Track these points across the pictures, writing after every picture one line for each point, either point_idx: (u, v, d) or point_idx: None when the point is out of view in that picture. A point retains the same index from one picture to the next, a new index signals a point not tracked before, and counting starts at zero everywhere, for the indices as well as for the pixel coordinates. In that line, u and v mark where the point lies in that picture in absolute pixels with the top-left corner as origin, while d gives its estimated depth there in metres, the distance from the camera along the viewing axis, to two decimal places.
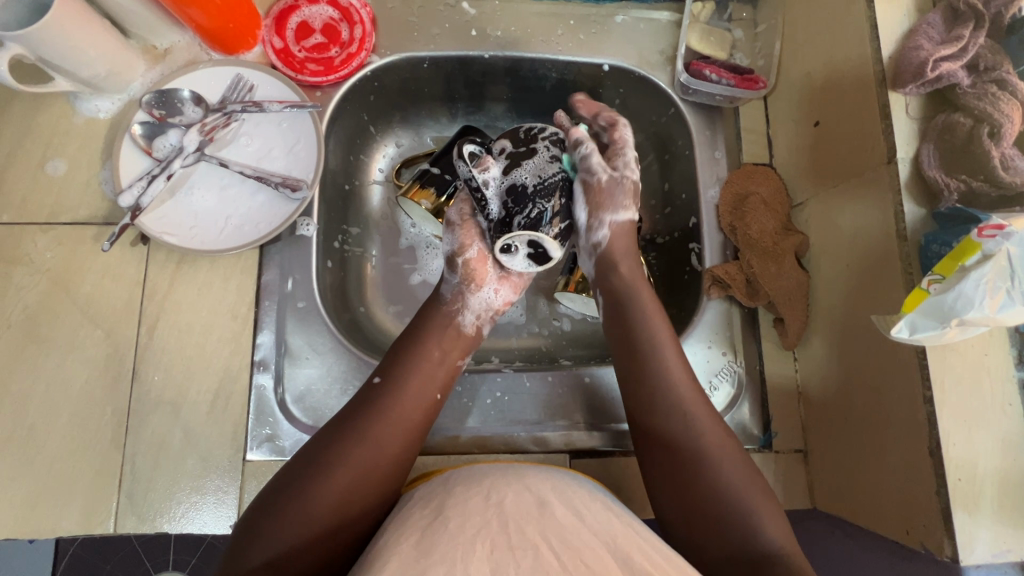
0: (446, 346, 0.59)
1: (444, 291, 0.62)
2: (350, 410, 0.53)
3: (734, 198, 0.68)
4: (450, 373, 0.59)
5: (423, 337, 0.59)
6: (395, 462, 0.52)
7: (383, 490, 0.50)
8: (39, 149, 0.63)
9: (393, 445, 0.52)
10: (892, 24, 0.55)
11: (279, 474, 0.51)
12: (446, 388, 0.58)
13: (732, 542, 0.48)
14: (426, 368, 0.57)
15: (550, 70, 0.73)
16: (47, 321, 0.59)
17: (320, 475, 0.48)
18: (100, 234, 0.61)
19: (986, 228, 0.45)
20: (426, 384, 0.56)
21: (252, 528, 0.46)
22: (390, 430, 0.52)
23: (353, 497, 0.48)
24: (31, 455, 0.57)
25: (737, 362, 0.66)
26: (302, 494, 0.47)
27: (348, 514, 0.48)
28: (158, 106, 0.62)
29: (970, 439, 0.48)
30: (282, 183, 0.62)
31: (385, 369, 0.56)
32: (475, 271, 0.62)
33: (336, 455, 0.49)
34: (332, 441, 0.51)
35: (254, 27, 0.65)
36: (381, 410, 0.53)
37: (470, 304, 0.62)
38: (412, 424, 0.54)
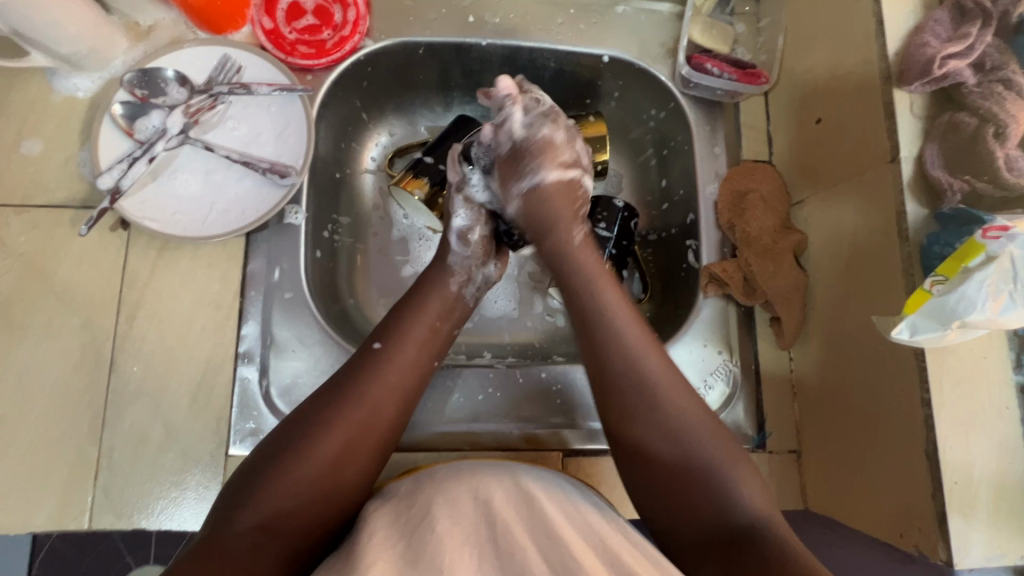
0: (445, 312, 0.59)
1: (453, 261, 0.61)
2: (347, 372, 0.52)
3: (733, 195, 0.67)
4: (445, 343, 0.58)
5: (422, 304, 0.58)
6: (392, 426, 0.52)
7: (375, 456, 0.50)
8: (14, 128, 0.60)
9: (389, 409, 0.51)
10: (899, 20, 0.54)
11: (270, 436, 0.49)
12: (441, 356, 0.58)
13: (682, 515, 0.48)
14: (425, 335, 0.56)
15: (549, 59, 0.71)
16: (21, 308, 0.57)
17: (316, 437, 0.48)
18: (77, 218, 0.59)
19: (991, 228, 0.45)
20: (423, 352, 0.55)
21: (241, 494, 0.45)
22: (387, 397, 0.51)
23: (349, 463, 0.48)
24: (1, 447, 0.54)
25: (733, 361, 0.65)
26: (296, 460, 0.46)
27: (342, 478, 0.48)
28: (141, 85, 0.60)
29: (968, 442, 0.47)
30: (271, 169, 0.60)
31: (385, 335, 0.55)
32: (484, 246, 0.63)
33: (332, 418, 0.49)
34: (330, 405, 0.50)
35: (244, 6, 0.63)
36: (379, 375, 0.52)
37: (475, 278, 0.62)
38: (409, 390, 0.53)
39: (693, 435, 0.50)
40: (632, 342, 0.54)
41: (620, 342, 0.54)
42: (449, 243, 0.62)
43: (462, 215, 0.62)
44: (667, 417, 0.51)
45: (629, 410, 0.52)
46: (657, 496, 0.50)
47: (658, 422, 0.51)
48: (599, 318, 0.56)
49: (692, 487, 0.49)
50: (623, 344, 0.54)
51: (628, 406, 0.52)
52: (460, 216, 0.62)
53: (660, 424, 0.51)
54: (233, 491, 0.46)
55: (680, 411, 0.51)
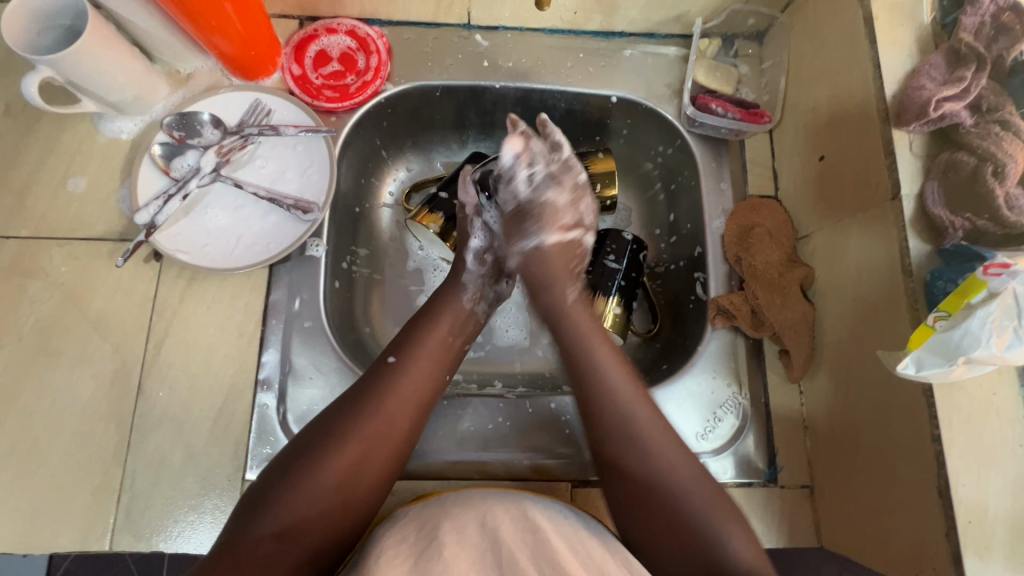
0: (457, 328, 0.61)
1: (468, 280, 0.64)
2: (363, 385, 0.54)
3: (739, 229, 0.69)
4: (456, 358, 0.60)
5: (435, 318, 0.60)
6: (404, 441, 0.53)
7: (389, 467, 0.52)
8: (62, 167, 0.65)
9: (402, 424, 0.53)
10: (895, 65, 0.56)
11: (288, 446, 0.51)
12: (453, 369, 0.60)
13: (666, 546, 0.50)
14: (438, 348, 0.58)
15: (560, 100, 0.74)
16: (58, 335, 0.60)
17: (334, 450, 0.50)
18: (115, 250, 0.63)
19: (991, 266, 0.46)
20: (436, 365, 0.57)
21: (258, 504, 0.47)
22: (401, 411, 0.53)
23: (362, 476, 0.50)
24: (31, 467, 0.57)
25: (742, 394, 0.65)
26: (313, 471, 0.48)
27: (356, 491, 0.50)
28: (178, 127, 0.64)
29: (980, 479, 0.47)
30: (294, 206, 0.64)
31: (399, 349, 0.57)
32: (498, 265, 0.67)
33: (348, 431, 0.51)
34: (345, 418, 0.52)
35: (275, 54, 0.68)
36: (392, 389, 0.54)
37: (488, 294, 0.66)
38: (422, 405, 0.55)
39: (660, 452, 0.52)
40: (612, 376, 0.56)
41: (596, 367, 0.57)
42: (464, 262, 0.65)
43: (478, 238, 0.66)
44: (638, 437, 0.53)
45: (609, 437, 0.54)
46: (638, 511, 0.51)
47: (628, 440, 0.53)
48: (584, 349, 0.58)
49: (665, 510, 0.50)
50: (606, 379, 0.56)
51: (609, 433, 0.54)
52: (476, 238, 0.66)
53: (637, 442, 0.53)
54: (252, 500, 0.48)
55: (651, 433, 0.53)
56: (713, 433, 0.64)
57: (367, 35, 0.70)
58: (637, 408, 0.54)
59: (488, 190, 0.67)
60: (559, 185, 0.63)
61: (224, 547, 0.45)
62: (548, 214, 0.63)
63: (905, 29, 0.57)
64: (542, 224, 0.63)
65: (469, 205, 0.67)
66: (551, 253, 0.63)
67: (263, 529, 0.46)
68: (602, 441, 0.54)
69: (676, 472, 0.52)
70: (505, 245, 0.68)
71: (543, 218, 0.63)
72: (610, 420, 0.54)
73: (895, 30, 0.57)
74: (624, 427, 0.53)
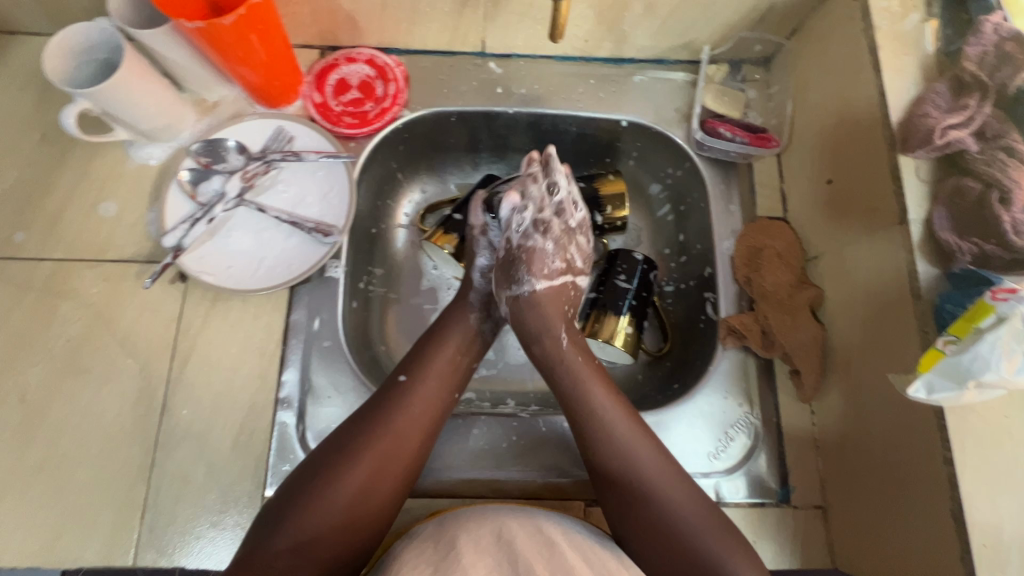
0: (465, 346, 0.63)
1: (473, 297, 0.67)
2: (375, 402, 0.56)
3: (750, 250, 0.70)
4: (466, 376, 0.62)
5: (443, 337, 0.62)
6: (416, 456, 0.55)
7: (400, 482, 0.53)
8: (93, 192, 0.67)
9: (413, 440, 0.55)
10: (900, 92, 0.57)
11: (304, 462, 0.53)
12: (463, 387, 0.62)
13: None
14: (447, 366, 0.60)
15: (571, 124, 0.76)
16: (88, 354, 0.62)
17: (347, 465, 0.51)
18: (142, 271, 0.65)
19: (999, 291, 0.46)
20: (446, 382, 0.59)
21: (275, 518, 0.49)
22: (411, 428, 0.55)
23: (375, 491, 0.52)
24: (59, 482, 0.58)
25: (754, 414, 0.66)
26: (327, 486, 0.50)
27: (368, 506, 0.51)
28: (205, 154, 0.67)
29: (994, 502, 0.47)
30: (316, 229, 0.66)
31: (409, 367, 0.59)
32: None
33: (360, 447, 0.52)
34: (357, 435, 0.53)
35: (298, 83, 0.71)
36: (403, 407, 0.55)
37: (494, 313, 0.67)
38: (432, 422, 0.56)
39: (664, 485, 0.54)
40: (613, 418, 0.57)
41: (603, 425, 0.57)
42: (471, 279, 0.68)
43: (484, 256, 0.68)
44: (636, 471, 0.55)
45: (615, 480, 0.55)
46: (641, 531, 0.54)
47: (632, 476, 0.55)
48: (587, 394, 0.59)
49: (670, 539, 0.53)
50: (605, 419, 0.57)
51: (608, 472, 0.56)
52: (484, 256, 0.68)
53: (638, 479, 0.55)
54: (270, 512, 0.50)
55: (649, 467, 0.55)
56: (725, 453, 0.64)
57: (386, 64, 0.73)
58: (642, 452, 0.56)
59: (493, 210, 0.68)
60: (551, 241, 0.65)
61: (243, 559, 0.47)
62: (540, 262, 0.64)
63: (909, 57, 0.59)
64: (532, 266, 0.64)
65: (480, 225, 0.68)
66: (543, 296, 0.64)
67: (278, 545, 0.48)
68: (607, 484, 0.56)
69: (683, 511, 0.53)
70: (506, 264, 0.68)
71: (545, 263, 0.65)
72: (613, 467, 0.55)
73: (900, 58, 0.59)
74: (631, 477, 0.55)
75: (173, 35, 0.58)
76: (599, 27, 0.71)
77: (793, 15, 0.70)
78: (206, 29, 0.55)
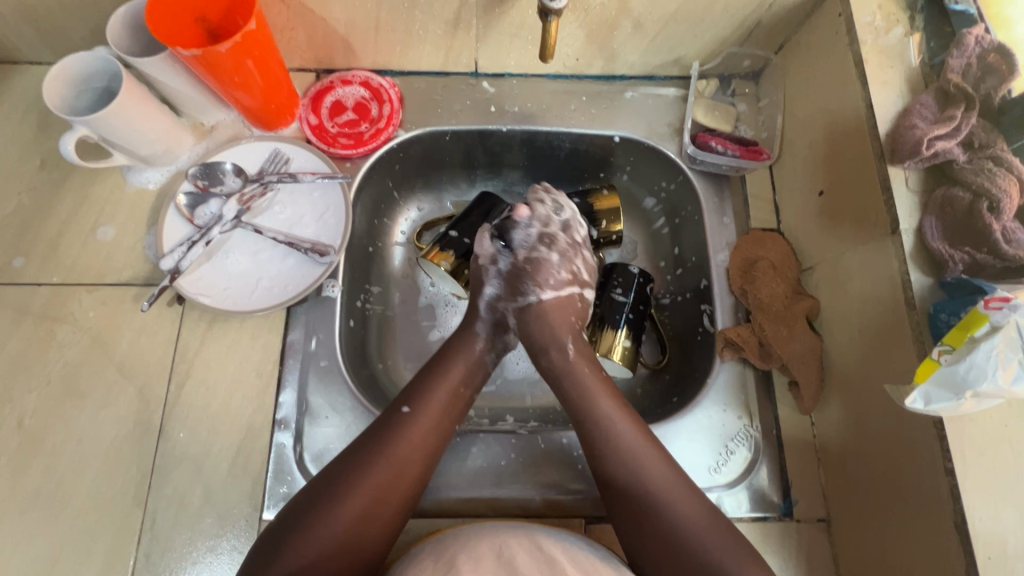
0: (468, 378, 0.62)
1: (479, 330, 0.65)
2: (374, 432, 0.56)
3: (744, 262, 0.70)
4: (466, 407, 0.61)
5: (445, 367, 0.62)
6: (413, 490, 0.54)
7: (396, 515, 0.53)
8: (92, 216, 0.68)
9: (411, 474, 0.54)
10: (887, 104, 0.58)
11: (298, 494, 0.52)
12: (462, 418, 0.61)
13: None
14: (447, 398, 0.59)
15: (564, 141, 0.77)
16: (84, 378, 0.62)
17: (341, 499, 0.51)
18: (140, 295, 0.65)
19: (992, 300, 0.47)
20: (446, 414, 0.59)
21: (267, 552, 0.48)
22: (409, 461, 0.54)
23: (370, 522, 0.51)
24: (55, 509, 0.58)
25: (754, 426, 0.65)
26: (325, 517, 0.50)
27: (364, 537, 0.51)
28: (202, 177, 0.67)
29: (999, 515, 0.46)
30: (312, 249, 0.67)
31: (411, 398, 0.58)
32: (508, 316, 0.67)
33: (357, 479, 0.52)
34: (355, 466, 0.53)
35: (294, 106, 0.72)
36: (402, 439, 0.55)
37: (498, 346, 0.66)
38: (431, 456, 0.56)
39: (671, 503, 0.54)
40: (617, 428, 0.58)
41: (607, 430, 0.58)
42: (476, 311, 0.66)
43: (492, 286, 0.66)
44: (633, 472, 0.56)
45: (619, 485, 0.56)
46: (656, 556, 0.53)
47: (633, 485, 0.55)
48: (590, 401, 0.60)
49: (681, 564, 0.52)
50: (604, 417, 0.59)
51: (615, 480, 0.56)
52: (491, 286, 0.66)
53: (645, 490, 0.55)
54: (266, 542, 0.49)
55: (651, 473, 0.56)
56: (726, 466, 0.63)
57: (380, 85, 0.74)
58: (647, 460, 0.56)
59: (503, 238, 0.66)
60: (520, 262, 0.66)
61: None
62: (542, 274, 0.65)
63: (894, 70, 0.60)
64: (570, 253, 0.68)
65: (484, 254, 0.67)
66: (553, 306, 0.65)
67: None
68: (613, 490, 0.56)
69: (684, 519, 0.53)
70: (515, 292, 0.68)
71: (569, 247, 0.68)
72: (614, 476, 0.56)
73: (884, 71, 0.60)
74: (623, 468, 0.56)
75: (170, 61, 0.59)
76: (589, 46, 0.72)
77: (780, 31, 0.72)
78: (201, 55, 0.56)
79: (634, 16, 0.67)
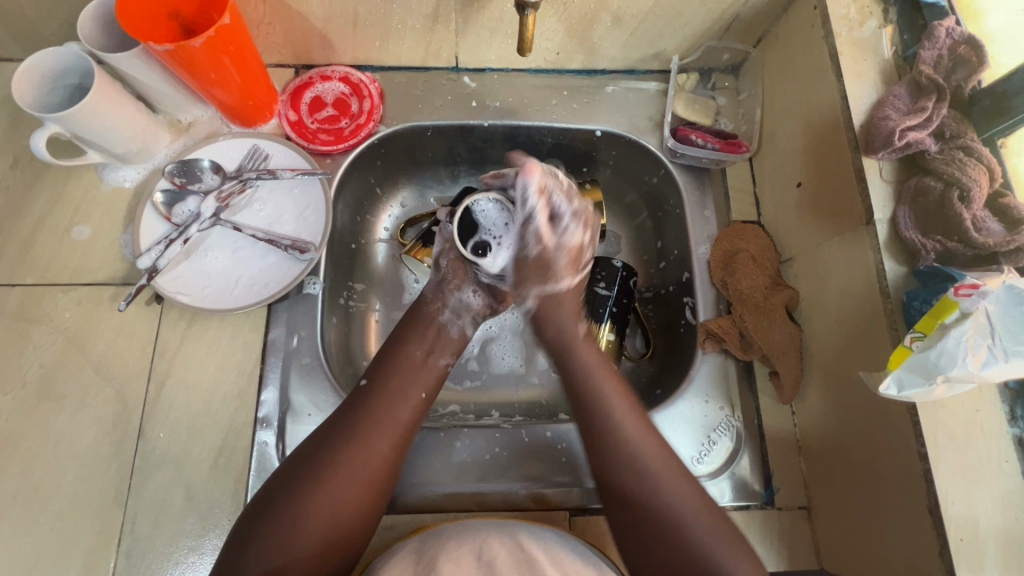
0: (428, 346, 0.62)
1: (427, 288, 0.67)
2: (341, 411, 0.56)
3: (725, 254, 0.70)
4: (436, 374, 0.61)
5: (403, 340, 0.62)
6: (386, 464, 0.54)
7: (370, 489, 0.52)
8: (67, 216, 0.67)
9: (381, 447, 0.54)
10: (861, 97, 0.59)
11: (270, 480, 0.52)
12: (433, 385, 0.61)
13: (652, 535, 0.51)
14: (409, 368, 0.60)
15: (546, 135, 0.77)
16: (61, 380, 0.61)
17: (310, 478, 0.50)
18: (117, 294, 0.64)
19: (962, 287, 0.47)
20: (411, 384, 0.59)
21: (244, 539, 0.48)
22: (379, 433, 0.54)
23: (347, 498, 0.51)
24: (32, 513, 0.57)
25: (735, 416, 0.66)
26: (296, 498, 0.49)
27: (343, 512, 0.50)
28: (179, 174, 0.66)
29: (970, 497, 0.48)
30: (292, 246, 0.66)
31: (371, 371, 0.60)
32: (454, 272, 0.67)
33: (325, 457, 0.52)
34: (322, 445, 0.53)
35: (272, 102, 0.71)
36: (367, 411, 0.55)
37: (449, 301, 0.66)
38: (402, 426, 0.56)
39: (673, 498, 0.53)
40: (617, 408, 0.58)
41: (609, 419, 0.57)
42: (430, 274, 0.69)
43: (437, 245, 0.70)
44: (632, 455, 0.55)
45: (618, 471, 0.55)
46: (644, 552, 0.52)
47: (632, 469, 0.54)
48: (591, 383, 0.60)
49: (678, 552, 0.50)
50: (604, 399, 0.59)
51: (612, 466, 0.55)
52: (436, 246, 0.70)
53: (641, 476, 0.54)
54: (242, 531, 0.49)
55: (645, 452, 0.55)
56: (708, 456, 0.64)
57: (360, 81, 0.74)
58: (644, 444, 0.56)
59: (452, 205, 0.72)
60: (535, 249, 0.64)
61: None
62: (546, 270, 0.65)
63: (869, 63, 0.60)
64: (548, 277, 0.65)
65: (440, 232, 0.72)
66: (559, 303, 0.66)
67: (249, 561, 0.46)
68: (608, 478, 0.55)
69: (682, 505, 0.52)
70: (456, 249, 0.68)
71: (552, 268, 0.65)
72: (611, 450, 0.56)
73: (859, 63, 0.60)
74: (621, 450, 0.55)
75: (143, 57, 0.58)
76: (569, 40, 0.72)
77: (758, 25, 0.72)
78: (175, 51, 0.55)
79: (613, 10, 0.68)
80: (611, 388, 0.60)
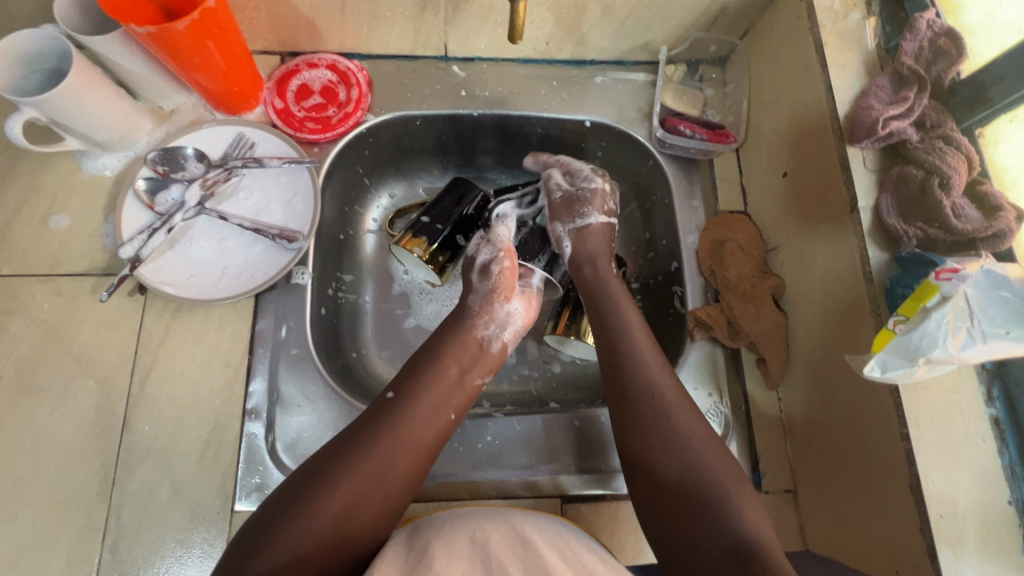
0: (465, 364, 0.61)
1: (473, 300, 0.66)
2: (364, 422, 0.55)
3: (713, 244, 0.71)
4: (466, 393, 0.60)
5: (439, 355, 0.61)
6: (404, 482, 0.53)
7: (385, 507, 0.51)
8: (44, 205, 0.65)
9: (402, 465, 0.53)
10: (845, 87, 0.60)
11: (276, 491, 0.50)
12: (461, 404, 0.59)
13: (660, 492, 0.53)
14: (440, 385, 0.58)
15: (536, 125, 0.77)
16: (39, 373, 0.60)
17: (324, 491, 0.49)
18: (99, 285, 0.63)
19: (943, 271, 0.49)
20: (441, 403, 0.57)
21: (247, 550, 0.45)
22: (402, 451, 0.53)
23: (365, 513, 0.50)
24: (13, 508, 0.56)
25: (723, 402, 0.67)
26: (307, 509, 0.48)
27: (359, 527, 0.49)
28: (162, 162, 0.65)
29: (949, 476, 0.49)
30: (279, 235, 0.65)
31: (398, 384, 0.58)
32: (503, 283, 0.66)
33: (340, 470, 0.50)
34: (338, 458, 0.51)
35: (257, 89, 0.70)
36: (390, 428, 0.54)
37: (496, 315, 0.65)
38: (427, 447, 0.55)
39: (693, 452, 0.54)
40: (646, 364, 0.59)
41: (638, 364, 0.60)
42: (471, 282, 0.68)
43: (484, 252, 0.69)
44: (653, 400, 0.57)
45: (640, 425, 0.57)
46: (655, 511, 0.53)
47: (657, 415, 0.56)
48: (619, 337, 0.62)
49: (688, 512, 0.51)
50: (631, 355, 0.60)
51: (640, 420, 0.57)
52: (483, 253, 0.69)
53: (659, 423, 0.56)
54: (243, 541, 0.47)
55: (665, 395, 0.57)
56: None
57: (348, 69, 0.73)
58: (663, 384, 0.58)
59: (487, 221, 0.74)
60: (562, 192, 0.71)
61: None
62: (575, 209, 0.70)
63: (852, 54, 0.62)
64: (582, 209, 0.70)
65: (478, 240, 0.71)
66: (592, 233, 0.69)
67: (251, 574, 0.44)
68: (635, 426, 0.57)
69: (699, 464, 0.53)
70: (510, 255, 0.68)
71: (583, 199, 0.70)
72: (635, 395, 0.58)
73: (843, 55, 0.62)
74: (649, 400, 0.57)
75: (123, 40, 0.57)
76: (559, 30, 0.72)
77: (744, 17, 0.73)
78: (157, 33, 0.53)
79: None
80: (642, 337, 0.62)
